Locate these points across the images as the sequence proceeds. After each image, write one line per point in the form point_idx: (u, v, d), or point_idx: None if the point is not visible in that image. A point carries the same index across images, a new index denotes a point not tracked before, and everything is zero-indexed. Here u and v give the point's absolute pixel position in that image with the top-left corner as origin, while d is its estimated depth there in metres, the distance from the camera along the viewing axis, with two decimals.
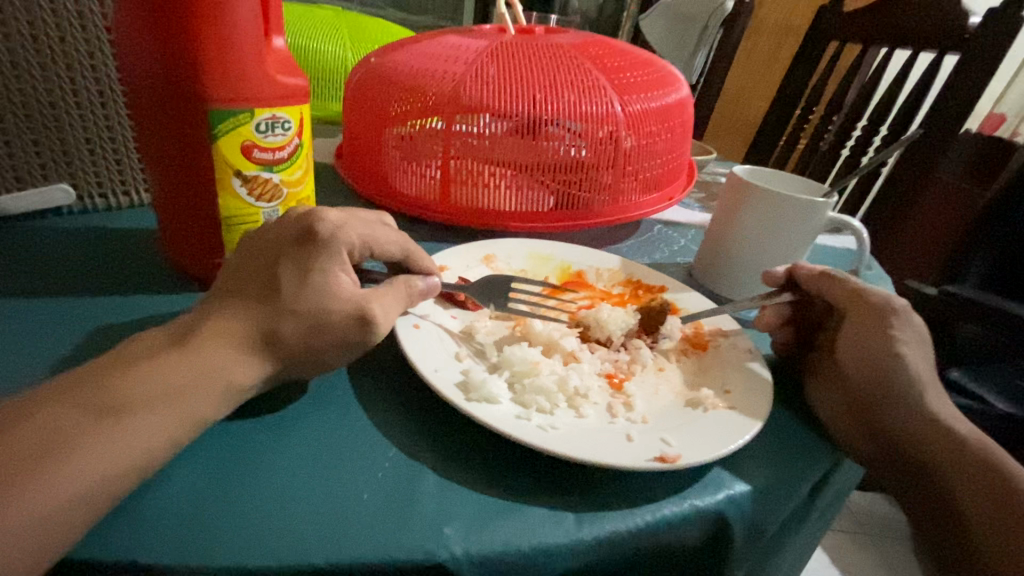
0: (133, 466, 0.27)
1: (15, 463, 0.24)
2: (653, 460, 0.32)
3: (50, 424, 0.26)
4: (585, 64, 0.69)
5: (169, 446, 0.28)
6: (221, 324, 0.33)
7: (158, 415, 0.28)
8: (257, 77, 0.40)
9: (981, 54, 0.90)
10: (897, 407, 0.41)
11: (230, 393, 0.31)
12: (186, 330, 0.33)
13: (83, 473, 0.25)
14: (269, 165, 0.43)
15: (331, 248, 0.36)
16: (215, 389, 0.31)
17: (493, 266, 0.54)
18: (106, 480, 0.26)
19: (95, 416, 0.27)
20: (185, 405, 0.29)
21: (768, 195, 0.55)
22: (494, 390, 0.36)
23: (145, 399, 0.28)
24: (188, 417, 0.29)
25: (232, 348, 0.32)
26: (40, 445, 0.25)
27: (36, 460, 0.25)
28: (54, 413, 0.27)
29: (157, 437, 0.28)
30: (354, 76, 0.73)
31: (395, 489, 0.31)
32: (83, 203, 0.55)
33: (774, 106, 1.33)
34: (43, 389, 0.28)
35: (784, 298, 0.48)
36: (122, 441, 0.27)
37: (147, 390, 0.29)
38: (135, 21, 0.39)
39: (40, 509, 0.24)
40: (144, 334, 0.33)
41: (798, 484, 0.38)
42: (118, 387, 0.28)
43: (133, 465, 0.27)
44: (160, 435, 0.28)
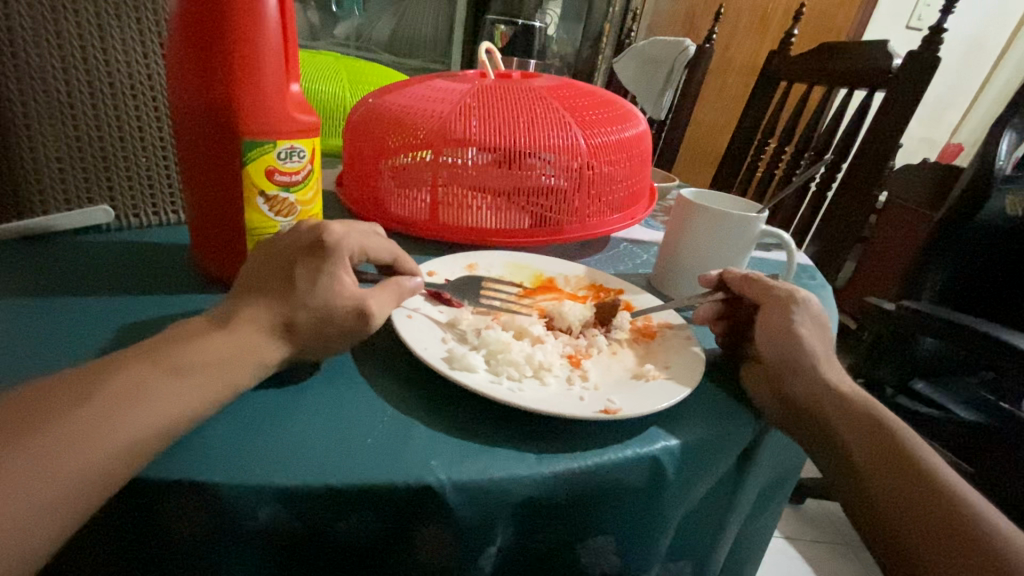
0: (188, 416, 0.34)
1: (107, 404, 0.32)
2: (599, 411, 0.41)
3: (129, 377, 0.34)
4: (554, 104, 0.80)
5: (217, 400, 0.36)
6: (250, 311, 0.41)
7: (209, 376, 0.36)
8: (278, 115, 0.49)
9: (904, 90, 1.03)
10: (803, 378, 0.50)
11: (260, 368, 0.39)
12: (223, 316, 0.41)
13: (154, 413, 0.33)
14: (286, 186, 0.52)
15: (336, 253, 0.44)
16: (250, 362, 0.38)
17: (475, 273, 0.63)
18: (171, 421, 0.33)
19: (164, 373, 0.35)
20: (228, 371, 0.37)
21: (707, 211, 0.65)
22: (472, 361, 0.45)
23: (199, 364, 0.36)
24: (231, 381, 0.37)
25: (260, 330, 0.40)
26: (124, 391, 0.33)
27: (123, 400, 0.32)
28: (132, 370, 0.34)
29: (208, 391, 0.35)
30: (354, 114, 0.83)
31: (392, 436, 0.38)
32: (120, 222, 0.64)
33: (735, 139, 1.47)
34: (120, 354, 0.36)
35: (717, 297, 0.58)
36: (183, 392, 0.34)
37: (201, 358, 0.36)
38: (184, 73, 0.49)
39: (126, 436, 0.31)
40: (190, 319, 0.41)
41: (726, 441, 0.46)
42: (178, 355, 0.36)
43: (191, 410, 0.34)
44: (209, 392, 0.35)
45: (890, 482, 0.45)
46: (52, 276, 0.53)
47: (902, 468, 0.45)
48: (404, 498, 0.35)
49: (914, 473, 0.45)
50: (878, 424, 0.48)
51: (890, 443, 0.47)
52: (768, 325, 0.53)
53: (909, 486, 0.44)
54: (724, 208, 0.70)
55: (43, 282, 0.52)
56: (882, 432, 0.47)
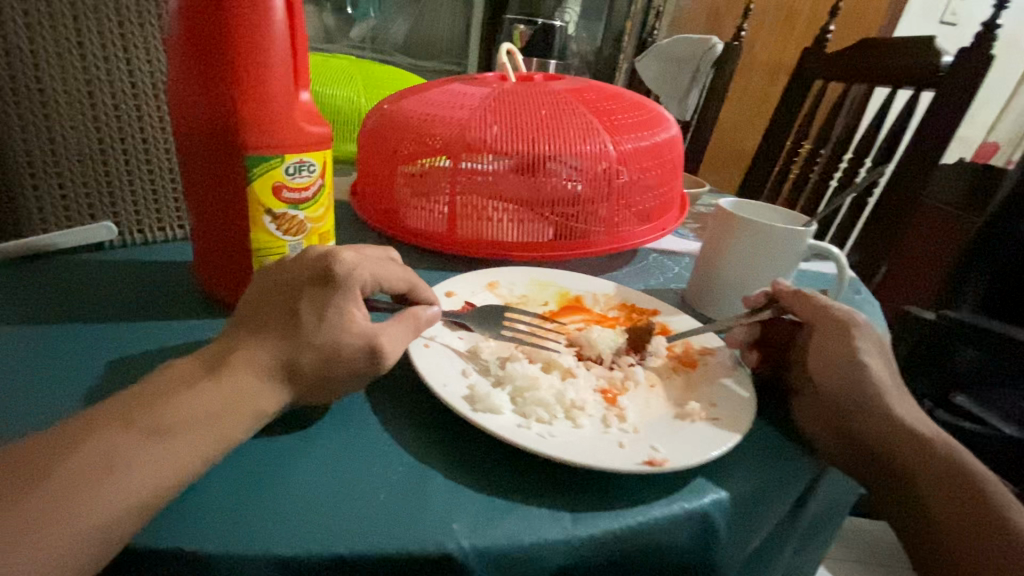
0: (170, 484, 0.30)
1: (72, 478, 0.28)
2: (642, 463, 0.36)
3: (104, 444, 0.30)
4: (580, 108, 0.75)
5: (206, 461, 0.32)
6: (249, 351, 0.37)
7: (196, 435, 0.32)
8: (286, 127, 0.45)
9: (954, 88, 0.97)
10: (870, 416, 0.43)
11: (256, 418, 0.35)
12: (217, 359, 0.37)
13: (127, 487, 0.29)
14: (295, 204, 0.48)
15: (346, 284, 0.40)
16: (243, 414, 0.34)
17: (497, 292, 0.59)
18: (148, 493, 0.29)
19: (142, 436, 0.30)
20: (219, 427, 0.33)
21: (749, 225, 0.60)
22: (497, 402, 0.40)
23: (185, 421, 0.32)
24: (221, 436, 0.33)
25: (259, 374, 0.36)
26: (93, 462, 0.29)
27: (98, 473, 0.28)
28: (106, 434, 0.30)
29: (197, 454, 0.31)
30: (368, 121, 0.79)
31: (409, 491, 0.34)
32: (123, 238, 0.61)
33: (765, 140, 1.40)
34: (97, 411, 0.32)
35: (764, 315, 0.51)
36: (165, 457, 0.30)
37: (189, 414, 0.32)
38: (185, 84, 0.45)
39: (104, 515, 0.28)
40: (180, 362, 0.37)
41: (778, 491, 0.41)
42: (162, 412, 0.32)
43: (176, 478, 0.30)
44: (195, 455, 0.31)
45: (971, 541, 0.39)
46: (50, 302, 0.50)
47: (985, 525, 0.39)
48: (422, 568, 0.31)
49: (1000, 536, 0.39)
50: (961, 470, 0.42)
51: (973, 497, 0.40)
52: (824, 355, 0.46)
53: (994, 550, 0.39)
54: (766, 220, 0.65)
55: (39, 309, 0.49)
56: (965, 480, 0.41)
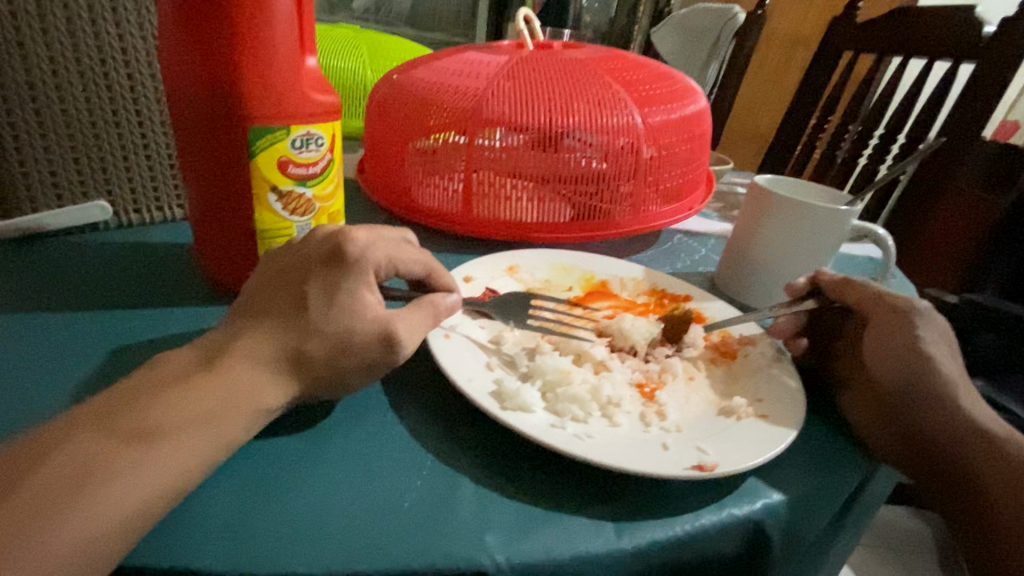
0: (164, 493, 0.27)
1: (52, 491, 0.25)
2: (691, 468, 0.33)
3: (82, 452, 0.27)
4: (604, 78, 0.70)
5: (202, 469, 0.29)
6: (251, 343, 0.33)
7: (189, 438, 0.29)
8: (292, 95, 0.41)
9: (997, 60, 0.92)
10: (932, 412, 0.40)
11: (257, 416, 0.32)
12: (212, 351, 0.33)
13: (115, 499, 0.26)
14: (303, 180, 0.44)
15: (358, 266, 0.36)
16: (242, 412, 0.31)
17: (518, 277, 0.55)
18: (138, 506, 0.26)
19: (126, 442, 0.27)
20: (215, 428, 0.30)
21: (791, 205, 0.55)
22: (528, 399, 0.37)
23: (176, 424, 0.29)
24: (218, 439, 0.30)
25: (262, 368, 0.33)
26: (73, 473, 0.26)
27: (77, 486, 0.26)
28: (86, 441, 0.27)
29: (189, 460, 0.28)
30: (377, 92, 0.74)
31: (435, 497, 0.31)
32: (119, 219, 0.57)
33: (788, 116, 1.34)
34: (77, 414, 0.29)
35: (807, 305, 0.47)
36: (155, 466, 0.27)
37: (179, 415, 0.29)
38: (177, 46, 0.40)
39: (87, 534, 0.25)
40: (172, 354, 0.34)
41: (834, 494, 0.38)
42: (147, 413, 0.29)
43: (168, 488, 0.27)
44: (190, 462, 0.28)
45: None
46: (43, 287, 0.47)
47: None
48: None
49: None
50: None
51: None
52: (880, 346, 0.43)
53: None
54: (806, 199, 0.60)
55: (33, 296, 0.46)
56: None
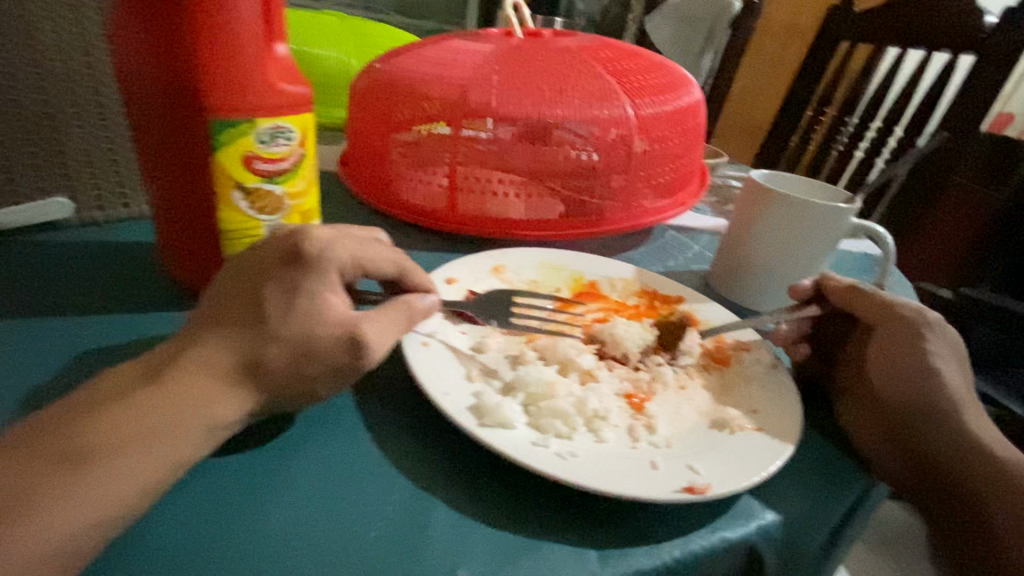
0: (106, 522, 0.26)
1: None
2: (680, 491, 0.30)
3: (13, 477, 0.25)
4: (595, 68, 0.67)
5: (146, 493, 0.27)
6: (202, 354, 0.31)
7: (130, 460, 0.27)
8: (256, 84, 0.38)
9: (999, 50, 0.90)
10: (935, 430, 0.38)
11: (209, 432, 0.29)
12: (161, 364, 0.31)
13: (45, 530, 0.24)
14: (271, 177, 0.41)
15: (319, 266, 0.33)
16: (190, 428, 0.29)
17: (503, 277, 0.52)
18: (75, 538, 0.25)
19: (63, 468, 0.26)
20: (160, 448, 0.28)
21: (789, 202, 0.53)
22: (509, 414, 0.34)
23: (115, 444, 0.27)
24: (163, 460, 0.28)
25: (215, 380, 0.30)
26: (4, 499, 0.25)
27: (8, 514, 0.25)
28: (17, 466, 0.26)
29: (129, 485, 0.26)
30: (358, 82, 0.71)
31: (406, 524, 0.29)
32: (82, 216, 0.53)
33: (784, 107, 1.31)
34: (14, 434, 0.27)
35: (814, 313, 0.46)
36: (91, 492, 0.26)
37: (121, 435, 0.27)
38: (129, 32, 0.37)
39: (19, 563, 0.24)
40: (121, 367, 0.32)
41: (831, 511, 0.36)
42: (85, 434, 0.27)
43: (105, 515, 0.26)
44: (132, 488, 0.26)
45: None
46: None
47: None
48: None
49: None
50: None
51: None
52: (883, 357, 0.41)
53: None
54: (804, 196, 0.58)
55: None
56: None
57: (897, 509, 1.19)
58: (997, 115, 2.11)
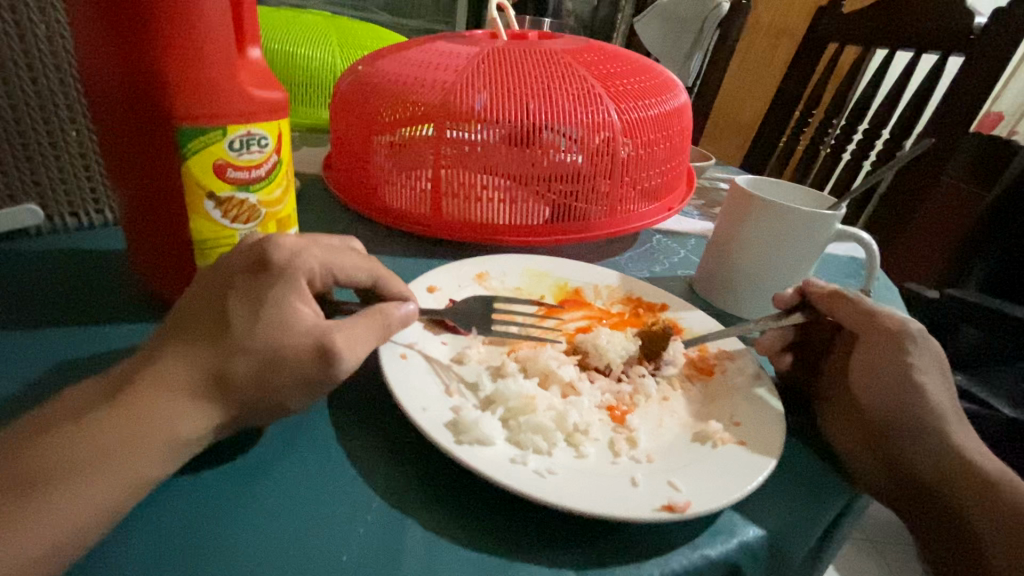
0: (60, 549, 0.25)
1: None
2: (660, 510, 0.30)
3: None
4: (580, 71, 0.66)
5: (106, 516, 0.26)
6: (164, 370, 0.30)
7: (87, 482, 0.26)
8: (228, 90, 0.37)
9: (987, 54, 0.90)
10: (916, 442, 0.38)
11: (171, 448, 0.28)
12: (121, 382, 0.30)
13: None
14: (244, 185, 0.40)
15: (288, 275, 0.33)
16: (152, 445, 0.28)
17: (486, 285, 0.52)
18: (25, 568, 0.24)
19: (11, 494, 0.25)
20: (120, 467, 0.27)
21: (775, 209, 0.53)
22: (487, 430, 0.34)
23: (72, 466, 0.26)
24: (125, 481, 0.27)
25: (178, 397, 0.29)
26: None
27: None
28: None
29: (88, 507, 0.25)
30: (341, 85, 0.70)
31: (380, 547, 0.29)
32: (53, 223, 0.53)
33: (773, 109, 1.31)
34: None
35: (795, 319, 0.46)
36: (47, 517, 0.25)
37: (76, 457, 0.26)
38: (92, 34, 0.36)
39: None
40: (81, 386, 0.30)
41: (814, 524, 0.36)
42: (37, 457, 0.26)
43: (62, 539, 0.25)
44: (89, 511, 0.25)
45: None
46: None
47: None
48: None
49: None
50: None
51: None
52: (864, 369, 0.41)
53: None
54: (788, 202, 0.58)
55: None
56: None
57: (884, 508, 1.20)
58: (986, 116, 2.11)
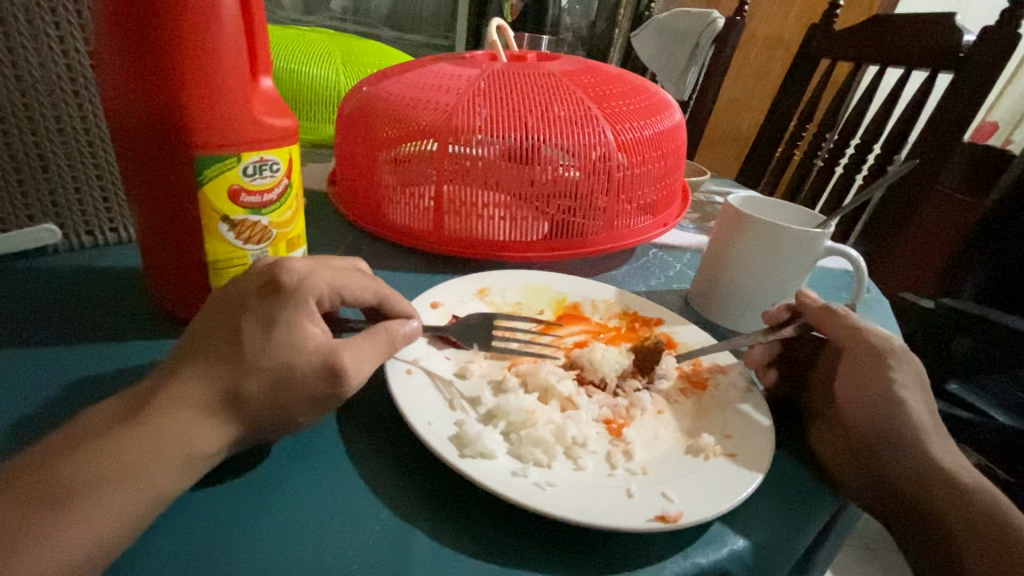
0: (86, 559, 0.26)
1: None
2: (654, 520, 0.32)
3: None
4: (577, 92, 0.69)
5: (130, 527, 0.28)
6: (183, 388, 0.31)
7: (112, 496, 0.27)
8: (242, 120, 0.39)
9: (975, 71, 0.93)
10: (899, 456, 0.40)
11: (190, 463, 0.30)
12: (142, 400, 0.31)
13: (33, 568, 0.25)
14: (257, 208, 0.42)
15: (298, 297, 0.34)
16: (172, 461, 0.29)
17: (488, 300, 0.53)
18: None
19: (38, 509, 0.26)
20: (143, 482, 0.28)
21: (764, 227, 0.55)
22: (489, 444, 0.35)
23: (96, 482, 0.27)
24: (147, 494, 0.28)
25: (196, 414, 0.31)
26: None
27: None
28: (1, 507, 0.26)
29: (113, 519, 0.27)
30: (346, 106, 0.72)
31: (388, 555, 0.30)
32: (69, 241, 0.54)
33: (768, 122, 1.34)
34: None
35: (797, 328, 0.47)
36: (75, 529, 0.26)
37: (99, 473, 0.28)
38: (115, 68, 0.38)
39: None
40: (102, 404, 0.32)
41: (802, 532, 0.37)
42: (62, 473, 0.27)
43: (90, 550, 0.26)
44: (115, 523, 0.27)
45: None
46: None
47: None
48: None
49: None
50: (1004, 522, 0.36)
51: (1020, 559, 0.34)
52: (852, 384, 0.42)
53: None
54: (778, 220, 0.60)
55: None
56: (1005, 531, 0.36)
57: None
58: (979, 126, 2.13)
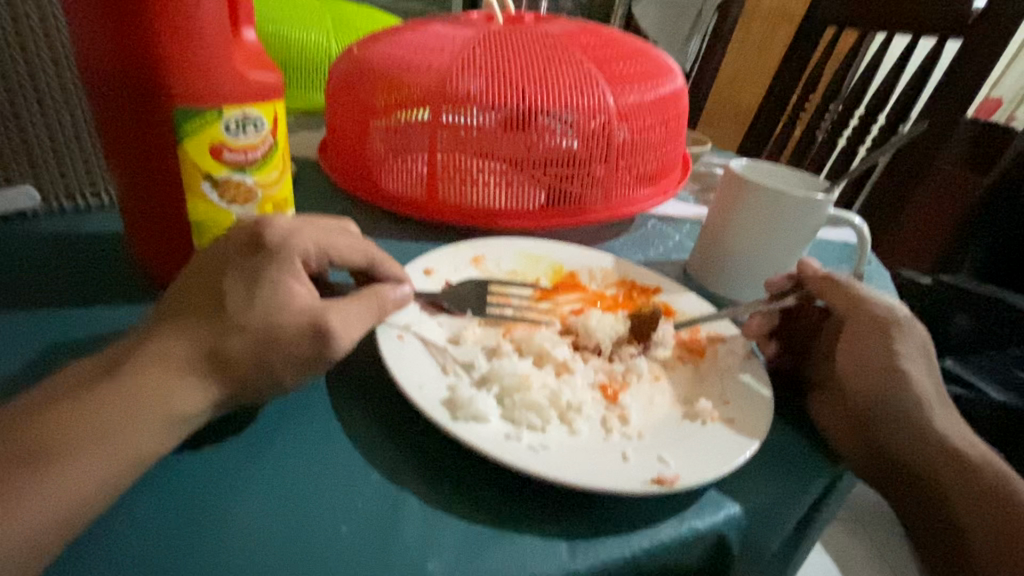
0: (64, 520, 0.25)
1: None
2: (649, 483, 0.31)
3: None
4: (576, 55, 0.66)
5: (110, 489, 0.27)
6: (163, 348, 0.30)
7: (91, 455, 0.27)
8: (223, 73, 0.37)
9: (985, 38, 0.91)
10: (899, 425, 0.39)
11: (172, 424, 0.29)
12: (120, 360, 0.30)
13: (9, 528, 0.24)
14: (241, 167, 0.40)
15: (283, 256, 0.33)
16: (153, 421, 0.28)
17: (482, 268, 0.52)
18: (32, 535, 0.25)
19: (15, 467, 0.25)
20: (123, 442, 0.27)
21: (767, 194, 0.53)
22: (483, 407, 0.34)
23: (75, 442, 0.27)
24: (127, 455, 0.27)
25: (177, 374, 0.30)
26: None
27: None
28: None
29: (92, 480, 0.26)
30: (336, 69, 0.69)
31: (378, 518, 0.30)
32: (50, 205, 0.53)
33: (771, 93, 1.31)
34: None
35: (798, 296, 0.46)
36: (53, 489, 0.25)
37: (77, 432, 0.27)
38: (85, 15, 0.36)
39: None
40: (80, 364, 0.31)
41: (800, 498, 0.37)
42: (39, 431, 0.27)
43: (68, 511, 0.25)
44: (94, 484, 0.26)
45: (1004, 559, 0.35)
46: None
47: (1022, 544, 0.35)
48: None
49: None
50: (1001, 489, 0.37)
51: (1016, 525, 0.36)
52: (852, 353, 0.42)
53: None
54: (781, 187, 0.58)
55: None
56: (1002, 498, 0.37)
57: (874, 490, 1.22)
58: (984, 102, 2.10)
